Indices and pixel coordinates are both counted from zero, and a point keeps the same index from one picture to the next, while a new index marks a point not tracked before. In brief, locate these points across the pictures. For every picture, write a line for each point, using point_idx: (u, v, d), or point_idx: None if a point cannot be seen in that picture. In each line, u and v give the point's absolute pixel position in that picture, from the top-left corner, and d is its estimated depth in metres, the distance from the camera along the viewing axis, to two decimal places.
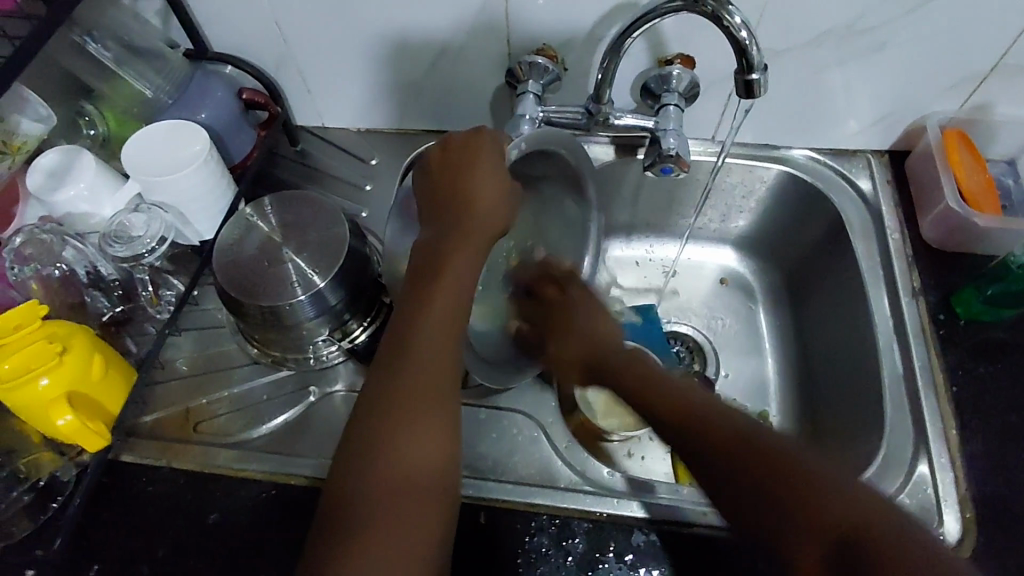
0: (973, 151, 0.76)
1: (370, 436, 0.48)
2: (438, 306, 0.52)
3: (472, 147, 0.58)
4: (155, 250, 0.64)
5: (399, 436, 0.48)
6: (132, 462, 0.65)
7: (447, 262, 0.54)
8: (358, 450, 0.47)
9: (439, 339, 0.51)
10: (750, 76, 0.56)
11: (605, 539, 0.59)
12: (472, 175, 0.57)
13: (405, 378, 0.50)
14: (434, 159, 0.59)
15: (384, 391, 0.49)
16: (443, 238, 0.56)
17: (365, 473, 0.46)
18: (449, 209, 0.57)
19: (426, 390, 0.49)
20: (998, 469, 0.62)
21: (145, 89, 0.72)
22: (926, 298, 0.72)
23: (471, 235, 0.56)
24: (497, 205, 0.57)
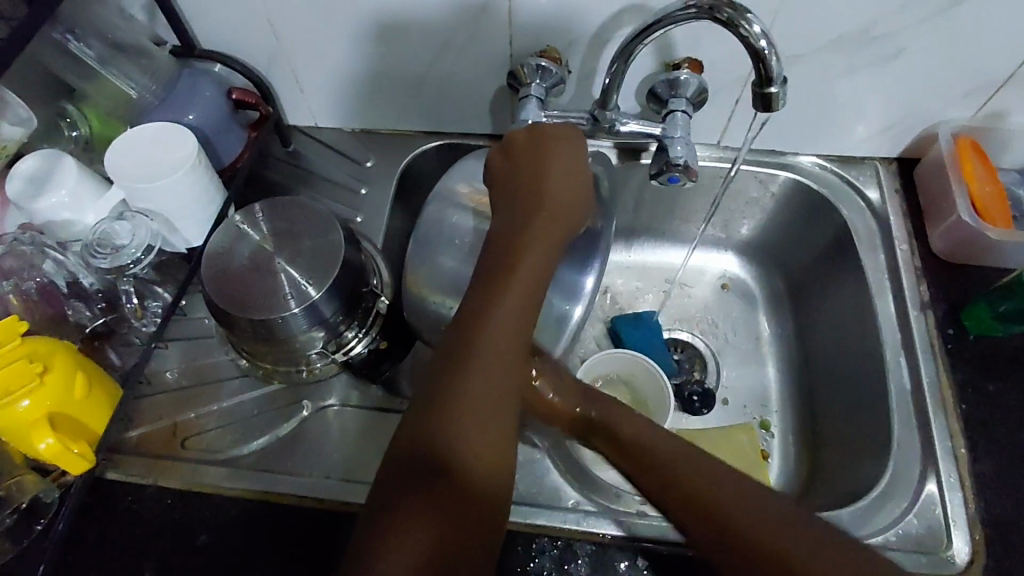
0: (985, 160, 0.74)
1: (442, 394, 0.47)
2: (517, 284, 0.53)
3: (557, 141, 0.60)
4: (140, 259, 0.61)
5: (474, 399, 0.47)
6: (118, 480, 0.62)
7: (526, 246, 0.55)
8: (429, 407, 0.47)
9: (517, 318, 0.52)
10: (768, 89, 0.54)
11: (608, 562, 0.57)
12: (556, 170, 0.59)
13: (483, 347, 0.50)
14: (520, 144, 0.61)
15: (460, 356, 0.49)
16: (520, 225, 0.57)
17: (438, 429, 0.45)
18: (528, 196, 0.58)
19: (502, 364, 0.49)
20: (1008, 490, 0.61)
21: (130, 89, 0.68)
22: (935, 312, 0.70)
23: (549, 222, 0.57)
24: (574, 202, 0.58)
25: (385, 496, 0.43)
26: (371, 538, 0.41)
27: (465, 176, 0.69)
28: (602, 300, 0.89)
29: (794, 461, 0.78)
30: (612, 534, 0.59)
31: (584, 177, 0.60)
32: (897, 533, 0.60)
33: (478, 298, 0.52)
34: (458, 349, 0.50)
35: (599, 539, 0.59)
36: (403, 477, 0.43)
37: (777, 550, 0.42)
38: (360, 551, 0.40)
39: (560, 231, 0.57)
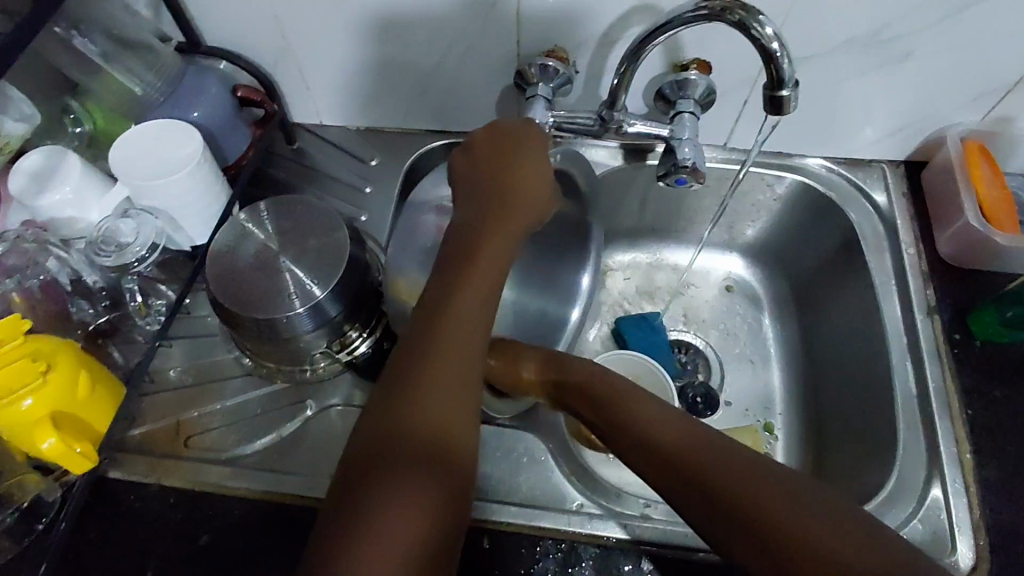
0: (993, 164, 0.73)
1: (400, 390, 0.46)
2: (475, 279, 0.53)
3: (519, 140, 0.59)
4: (145, 258, 0.61)
5: (434, 392, 0.46)
6: (120, 478, 0.62)
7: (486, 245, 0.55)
8: (384, 409, 0.45)
9: (475, 312, 0.51)
10: (780, 92, 0.54)
11: (612, 566, 0.57)
12: (518, 164, 0.58)
13: (443, 341, 0.49)
14: (479, 142, 0.60)
15: (417, 351, 0.48)
16: (482, 221, 0.57)
17: (396, 426, 0.44)
18: (490, 194, 0.58)
19: (462, 355, 0.48)
20: (1014, 496, 0.61)
21: (134, 85, 0.68)
22: (941, 316, 0.70)
23: (508, 218, 0.57)
24: (537, 196, 0.59)
25: (348, 491, 0.42)
26: (337, 540, 0.40)
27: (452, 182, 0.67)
28: (607, 300, 0.89)
29: (800, 463, 0.78)
30: (616, 537, 0.59)
31: (547, 169, 0.60)
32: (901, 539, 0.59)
33: (435, 294, 0.52)
34: (416, 344, 0.48)
35: (603, 543, 0.59)
36: (364, 477, 0.42)
37: (764, 511, 0.40)
38: (326, 552, 0.40)
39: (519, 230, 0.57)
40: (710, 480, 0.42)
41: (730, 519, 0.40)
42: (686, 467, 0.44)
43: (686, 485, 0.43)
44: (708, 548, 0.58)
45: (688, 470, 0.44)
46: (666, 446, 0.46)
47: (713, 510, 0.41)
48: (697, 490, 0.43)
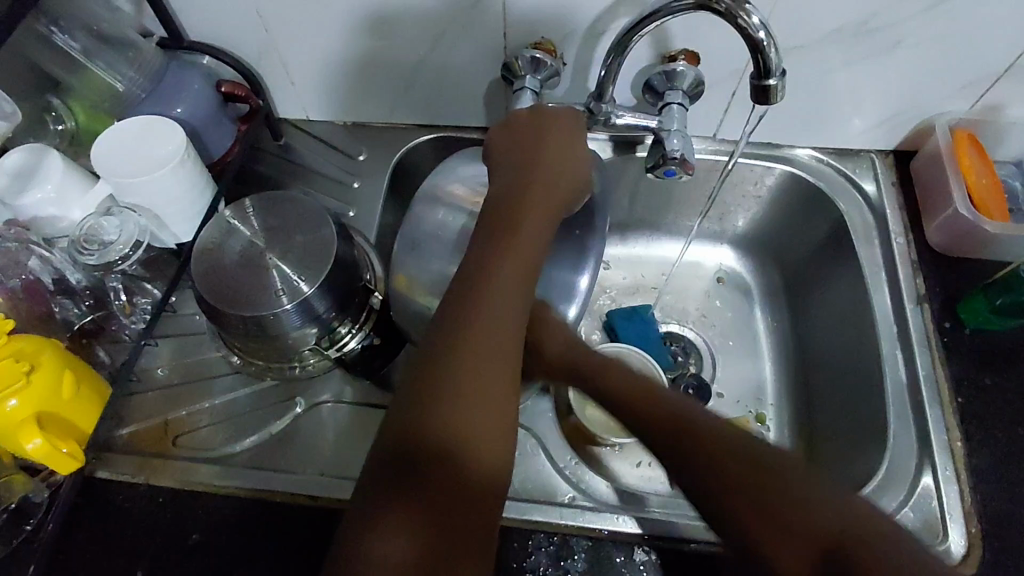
0: (982, 152, 0.73)
1: (438, 359, 0.46)
2: (512, 251, 0.53)
3: (555, 122, 0.60)
4: (129, 256, 0.60)
5: (473, 363, 0.46)
6: (108, 479, 0.62)
7: (521, 219, 0.55)
8: (423, 378, 0.45)
9: (513, 284, 0.51)
10: (767, 81, 0.53)
11: (604, 558, 0.57)
12: (556, 145, 0.59)
13: (484, 313, 0.49)
14: (520, 121, 0.61)
15: (457, 323, 0.48)
16: (519, 194, 0.57)
17: (434, 393, 0.44)
18: (526, 169, 0.58)
19: (501, 332, 0.48)
20: (1004, 483, 0.61)
21: (116, 82, 0.67)
22: (931, 305, 0.70)
23: (546, 192, 0.57)
24: (574, 175, 0.59)
25: (389, 460, 0.42)
26: (372, 505, 0.41)
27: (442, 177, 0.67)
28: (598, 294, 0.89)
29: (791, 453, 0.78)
30: (609, 529, 0.59)
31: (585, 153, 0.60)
32: None
33: (474, 267, 0.52)
34: (457, 314, 0.49)
35: (595, 535, 0.58)
36: (403, 444, 0.43)
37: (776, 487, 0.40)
38: (359, 517, 0.41)
39: (550, 206, 0.57)
40: (726, 468, 0.42)
41: (732, 488, 0.41)
42: (709, 460, 0.43)
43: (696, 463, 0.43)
44: (696, 538, 0.59)
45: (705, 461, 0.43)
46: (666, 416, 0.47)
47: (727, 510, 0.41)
48: (714, 471, 0.42)
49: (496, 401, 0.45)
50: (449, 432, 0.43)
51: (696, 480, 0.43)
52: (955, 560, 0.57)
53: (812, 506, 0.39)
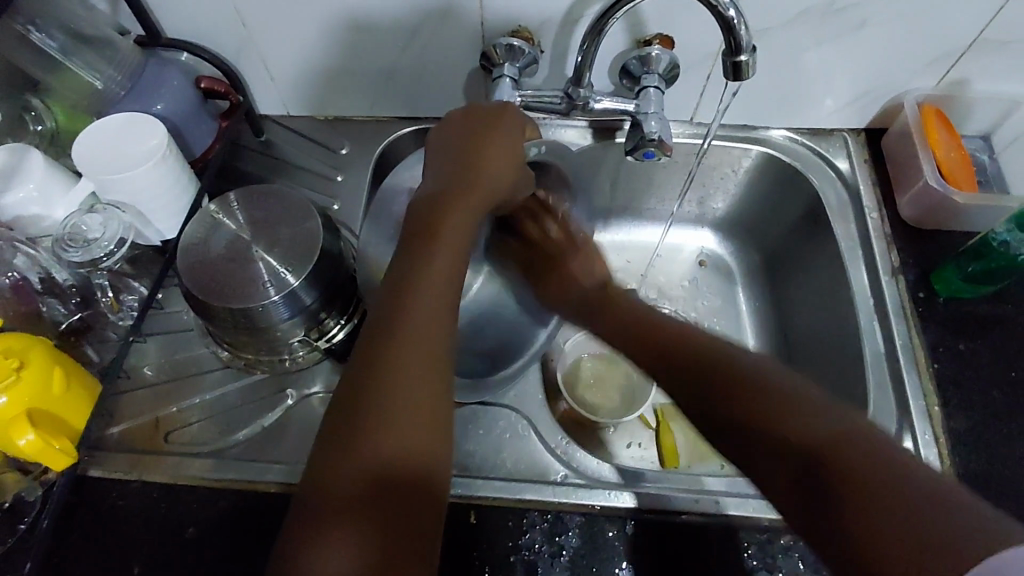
0: (949, 127, 0.76)
1: (366, 373, 0.45)
2: (440, 253, 0.52)
3: (486, 122, 0.60)
4: (113, 254, 0.60)
5: (399, 373, 0.45)
6: (101, 477, 0.62)
7: (451, 222, 0.54)
8: (350, 398, 0.45)
9: (442, 289, 0.50)
10: (739, 58, 0.54)
11: (598, 532, 0.58)
12: (488, 143, 0.59)
13: (412, 320, 0.48)
14: (453, 121, 0.61)
15: (382, 337, 0.47)
16: (448, 192, 0.56)
17: (361, 410, 0.44)
18: (461, 168, 0.58)
19: (428, 336, 0.47)
20: (982, 444, 0.63)
21: (95, 80, 0.67)
22: (906, 277, 0.72)
23: (473, 190, 0.57)
24: (505, 170, 0.59)
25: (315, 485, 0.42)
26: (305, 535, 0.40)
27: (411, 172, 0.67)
28: None
29: None
30: (602, 504, 0.60)
31: (519, 147, 0.60)
32: None
33: (401, 274, 0.50)
34: (383, 323, 0.48)
35: (588, 510, 0.60)
36: (333, 470, 0.42)
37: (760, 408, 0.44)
38: (293, 544, 0.40)
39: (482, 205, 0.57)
40: (718, 382, 0.48)
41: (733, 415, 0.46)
42: (711, 383, 0.49)
43: (692, 378, 0.50)
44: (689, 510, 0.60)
45: (714, 384, 0.48)
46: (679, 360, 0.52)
47: (723, 416, 0.46)
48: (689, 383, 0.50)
49: (425, 408, 0.45)
50: (382, 454, 0.42)
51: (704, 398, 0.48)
52: None
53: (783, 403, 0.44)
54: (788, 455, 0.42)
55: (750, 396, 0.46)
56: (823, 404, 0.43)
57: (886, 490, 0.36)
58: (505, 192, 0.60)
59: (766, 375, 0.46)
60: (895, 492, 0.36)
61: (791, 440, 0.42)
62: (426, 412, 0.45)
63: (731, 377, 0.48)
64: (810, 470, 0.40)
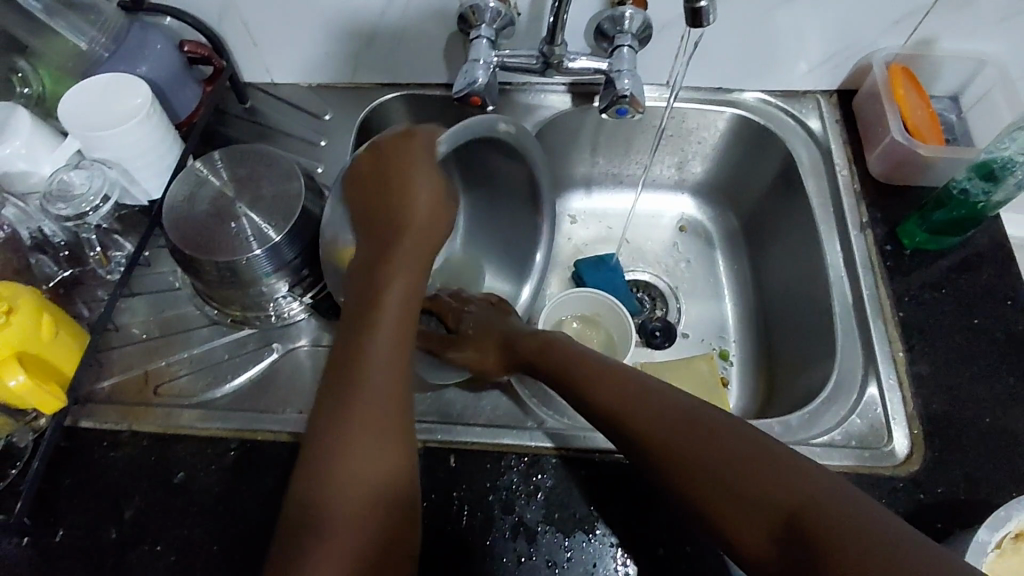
0: (916, 86, 0.77)
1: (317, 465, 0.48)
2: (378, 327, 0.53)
3: (410, 139, 0.58)
4: (98, 209, 0.62)
5: (360, 414, 0.50)
6: (92, 427, 0.64)
7: (396, 284, 0.55)
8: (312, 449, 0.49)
9: (394, 358, 0.53)
10: (698, 3, 0.55)
11: (572, 472, 0.60)
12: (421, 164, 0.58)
13: (364, 399, 0.50)
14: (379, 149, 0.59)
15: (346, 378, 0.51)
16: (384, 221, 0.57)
17: (324, 494, 0.47)
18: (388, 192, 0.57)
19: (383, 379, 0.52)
20: (944, 387, 0.65)
21: (80, 42, 0.68)
22: (874, 231, 0.74)
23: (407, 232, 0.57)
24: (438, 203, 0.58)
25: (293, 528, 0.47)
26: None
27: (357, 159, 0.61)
28: (566, 246, 0.92)
29: (753, 383, 0.82)
30: (576, 448, 0.62)
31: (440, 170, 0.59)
32: (842, 432, 0.64)
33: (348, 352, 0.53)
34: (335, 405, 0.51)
35: (562, 452, 0.62)
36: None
37: (704, 458, 0.46)
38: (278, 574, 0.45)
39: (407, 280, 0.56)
40: (668, 433, 0.49)
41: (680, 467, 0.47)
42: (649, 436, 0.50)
43: (638, 431, 0.51)
44: None
45: (646, 424, 0.50)
46: (607, 389, 0.55)
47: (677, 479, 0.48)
48: (642, 422, 0.51)
49: (383, 450, 0.49)
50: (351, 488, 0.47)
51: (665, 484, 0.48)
52: (900, 459, 0.61)
53: (744, 462, 0.45)
54: (764, 507, 0.43)
55: (698, 426, 0.48)
56: (764, 445, 0.46)
57: (860, 537, 0.38)
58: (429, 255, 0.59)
59: (721, 416, 0.48)
60: (868, 535, 0.38)
61: (773, 502, 0.43)
62: (386, 453, 0.49)
63: (677, 424, 0.49)
64: (789, 532, 0.41)
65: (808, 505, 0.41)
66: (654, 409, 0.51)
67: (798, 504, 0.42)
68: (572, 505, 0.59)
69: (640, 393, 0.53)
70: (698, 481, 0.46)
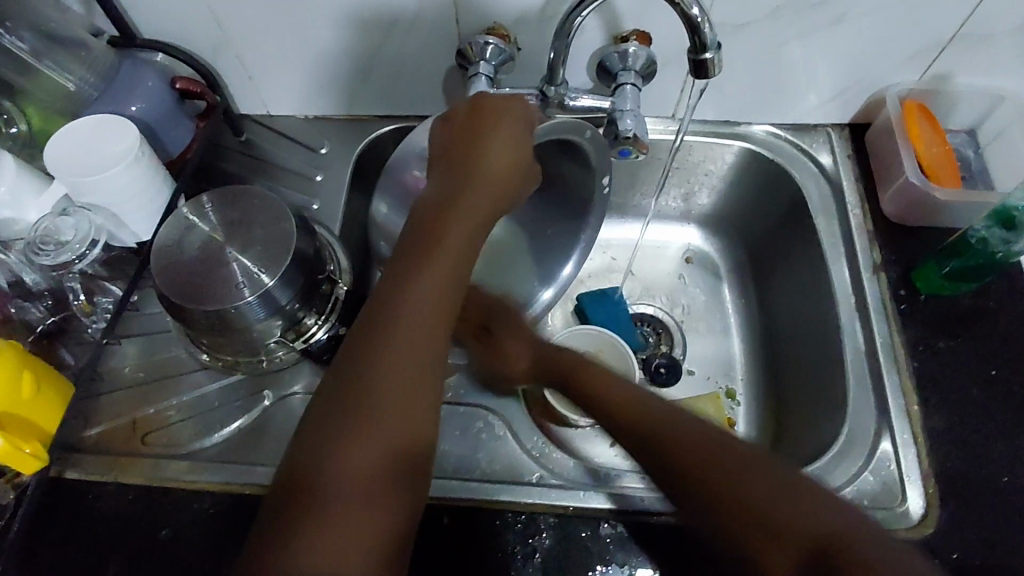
0: (932, 121, 0.75)
1: (339, 411, 0.46)
2: (451, 247, 0.53)
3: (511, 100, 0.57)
4: (84, 255, 0.60)
5: (394, 369, 0.47)
6: (78, 479, 0.62)
7: (453, 234, 0.53)
8: (334, 395, 0.47)
9: (428, 314, 0.50)
10: (704, 55, 0.53)
11: (571, 532, 0.58)
12: (496, 133, 0.56)
13: (394, 349, 0.48)
14: (457, 116, 0.57)
15: (381, 329, 0.49)
16: (454, 187, 0.55)
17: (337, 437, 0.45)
18: (462, 148, 0.56)
19: (415, 338, 0.49)
20: (961, 443, 0.62)
21: (67, 81, 0.67)
22: (887, 274, 0.71)
23: (479, 190, 0.55)
24: (511, 154, 0.56)
25: (306, 479, 0.44)
26: (295, 521, 0.42)
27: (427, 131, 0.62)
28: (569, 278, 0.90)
29: (760, 426, 0.79)
30: (574, 506, 0.60)
31: (525, 146, 0.57)
32: (853, 491, 0.61)
33: (385, 302, 0.50)
34: (365, 352, 0.48)
35: (561, 512, 0.59)
36: (319, 477, 0.44)
37: (736, 490, 0.44)
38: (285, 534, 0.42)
39: (497, 192, 0.56)
40: (702, 466, 0.46)
41: (711, 500, 0.45)
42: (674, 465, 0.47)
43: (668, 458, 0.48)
44: (660, 511, 0.59)
45: (676, 455, 0.48)
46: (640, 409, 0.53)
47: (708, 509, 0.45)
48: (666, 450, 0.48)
49: (405, 401, 0.47)
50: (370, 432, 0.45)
51: (694, 492, 0.45)
52: (914, 521, 0.59)
53: (784, 501, 0.43)
54: (802, 545, 0.41)
55: (734, 459, 0.46)
56: (803, 480, 0.44)
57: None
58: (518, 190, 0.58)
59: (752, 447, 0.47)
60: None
61: (803, 533, 0.41)
62: (408, 404, 0.47)
63: (707, 453, 0.46)
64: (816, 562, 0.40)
65: (851, 546, 0.39)
66: (687, 436, 0.48)
67: (837, 546, 0.40)
68: (570, 569, 0.56)
69: (673, 422, 0.50)
70: (727, 510, 0.44)
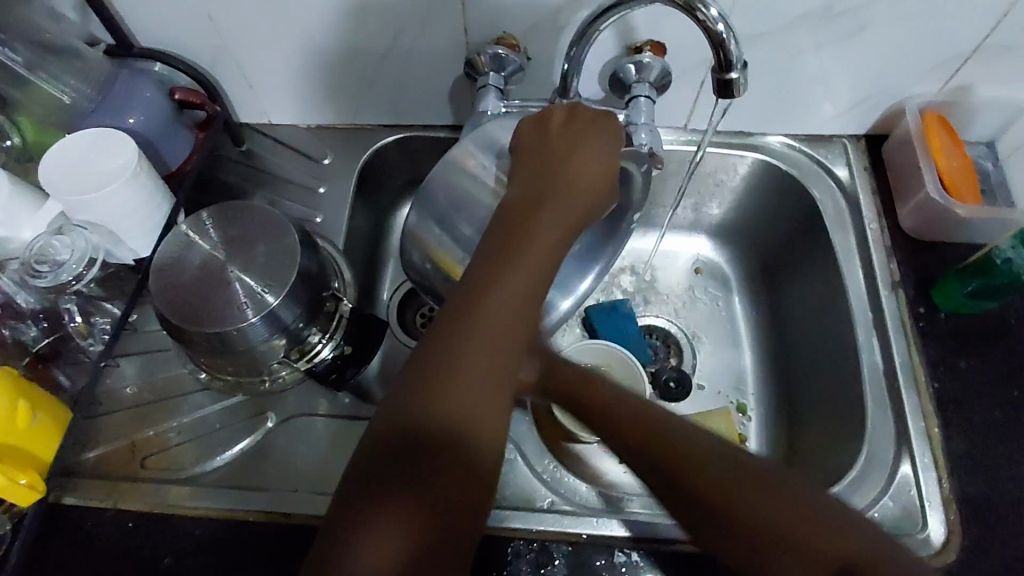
0: (951, 132, 0.73)
1: (411, 405, 0.40)
2: (538, 244, 0.47)
3: (603, 118, 0.53)
4: (83, 274, 0.59)
5: (471, 367, 0.42)
6: (75, 505, 0.60)
7: (539, 230, 0.48)
8: (403, 386, 0.41)
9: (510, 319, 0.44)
10: (728, 75, 0.52)
11: (584, 561, 0.56)
12: (588, 146, 0.52)
13: (473, 348, 0.42)
14: (553, 118, 0.53)
15: (460, 321, 0.43)
16: (538, 183, 0.50)
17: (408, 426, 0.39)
18: (548, 147, 0.52)
19: (494, 341, 0.43)
20: (983, 467, 0.60)
21: (63, 94, 0.65)
22: (906, 291, 0.70)
23: (564, 189, 0.50)
24: (602, 161, 0.52)
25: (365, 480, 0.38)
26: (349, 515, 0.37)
27: (471, 144, 0.57)
28: None
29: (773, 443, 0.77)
30: (589, 533, 0.58)
31: (613, 163, 0.53)
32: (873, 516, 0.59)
33: (465, 294, 0.44)
34: (440, 346, 0.42)
35: (574, 539, 0.58)
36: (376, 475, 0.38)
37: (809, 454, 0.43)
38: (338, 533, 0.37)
39: (584, 203, 0.51)
40: None
41: None
42: None
43: None
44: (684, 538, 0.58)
45: None
46: None
47: None
48: None
49: (479, 403, 0.41)
50: (439, 421, 0.40)
51: None
52: (937, 548, 0.57)
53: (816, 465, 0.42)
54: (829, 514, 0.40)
55: None
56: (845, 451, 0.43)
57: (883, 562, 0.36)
58: (600, 206, 0.54)
59: None
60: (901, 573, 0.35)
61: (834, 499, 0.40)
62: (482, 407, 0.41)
63: None
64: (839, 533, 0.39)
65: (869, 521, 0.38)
66: None
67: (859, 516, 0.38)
68: None
69: None
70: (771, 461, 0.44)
